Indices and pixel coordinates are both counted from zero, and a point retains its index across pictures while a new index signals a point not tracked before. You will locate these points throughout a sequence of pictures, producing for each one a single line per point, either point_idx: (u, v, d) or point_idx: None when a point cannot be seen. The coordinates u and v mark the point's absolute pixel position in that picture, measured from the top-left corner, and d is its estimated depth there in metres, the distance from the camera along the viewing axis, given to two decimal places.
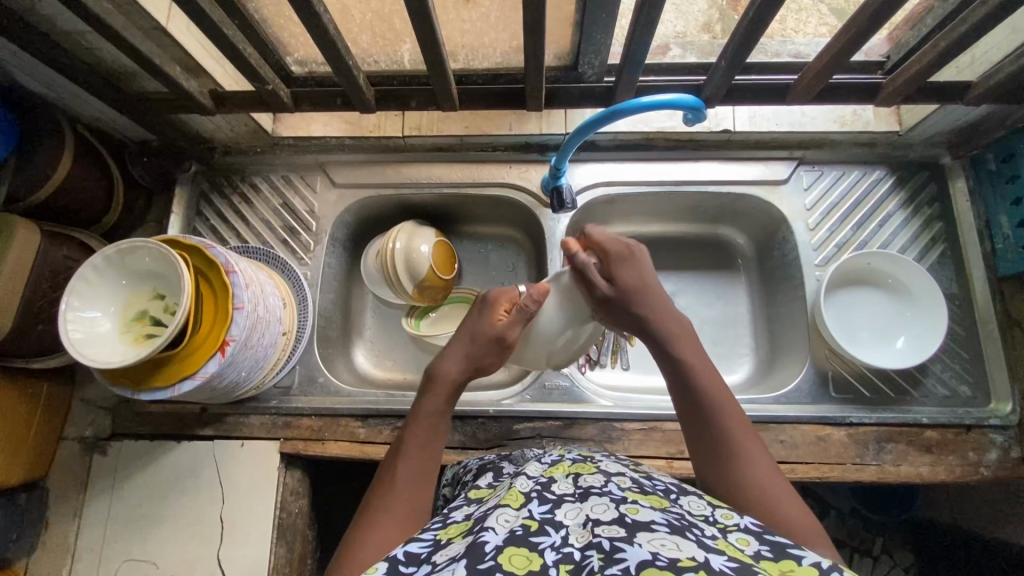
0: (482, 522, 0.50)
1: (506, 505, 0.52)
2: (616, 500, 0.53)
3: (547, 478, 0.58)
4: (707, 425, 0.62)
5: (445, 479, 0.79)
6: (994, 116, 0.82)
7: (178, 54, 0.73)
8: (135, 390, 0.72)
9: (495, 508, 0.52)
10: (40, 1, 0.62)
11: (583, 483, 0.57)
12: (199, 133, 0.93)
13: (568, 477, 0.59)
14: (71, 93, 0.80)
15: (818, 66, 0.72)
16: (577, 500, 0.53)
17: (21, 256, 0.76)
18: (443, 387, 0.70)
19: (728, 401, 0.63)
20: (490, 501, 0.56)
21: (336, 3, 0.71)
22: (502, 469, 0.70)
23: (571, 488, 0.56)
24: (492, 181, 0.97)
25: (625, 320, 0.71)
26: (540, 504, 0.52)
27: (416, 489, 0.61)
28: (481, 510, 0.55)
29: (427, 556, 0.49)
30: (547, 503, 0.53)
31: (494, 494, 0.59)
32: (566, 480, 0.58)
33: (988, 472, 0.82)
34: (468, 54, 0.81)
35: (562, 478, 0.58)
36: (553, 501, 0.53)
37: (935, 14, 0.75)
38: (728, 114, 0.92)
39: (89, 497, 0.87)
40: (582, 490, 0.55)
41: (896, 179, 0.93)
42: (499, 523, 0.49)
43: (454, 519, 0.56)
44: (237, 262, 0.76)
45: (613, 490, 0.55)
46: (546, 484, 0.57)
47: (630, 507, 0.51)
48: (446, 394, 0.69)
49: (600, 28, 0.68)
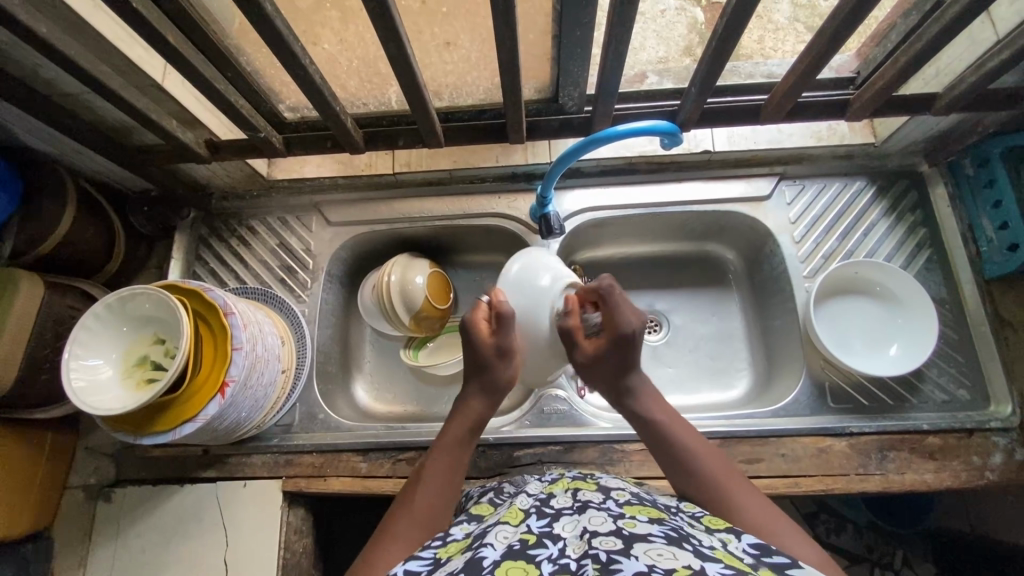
0: (482, 540, 0.51)
1: (505, 524, 0.54)
2: (615, 515, 0.53)
3: (547, 495, 0.59)
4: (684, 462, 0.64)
5: None
6: (966, 123, 0.85)
7: (175, 108, 0.77)
8: (138, 435, 0.73)
9: (495, 525, 0.54)
10: (42, 66, 0.66)
11: (582, 498, 0.57)
12: (197, 181, 0.96)
13: (567, 492, 0.60)
14: (74, 149, 0.84)
15: (786, 86, 0.75)
16: (575, 513, 0.54)
17: (27, 307, 0.78)
18: (467, 412, 0.72)
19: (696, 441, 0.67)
20: (490, 520, 0.57)
21: (322, 52, 0.75)
22: (504, 489, 0.71)
23: (570, 502, 0.57)
24: (482, 211, 1.00)
25: (606, 376, 0.73)
26: (539, 519, 0.53)
27: (433, 503, 0.63)
28: (481, 527, 0.56)
29: (426, 571, 0.49)
30: (545, 518, 0.54)
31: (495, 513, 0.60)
32: (565, 495, 0.59)
33: (994, 476, 0.81)
34: (452, 93, 0.85)
35: (561, 493, 0.59)
36: (552, 516, 0.54)
37: (898, 31, 0.78)
38: (706, 136, 0.94)
39: (92, 546, 0.87)
40: (579, 504, 0.55)
41: (877, 189, 0.95)
42: (498, 539, 0.51)
43: (453, 537, 0.56)
44: (236, 303, 0.78)
45: (611, 506, 0.55)
46: (545, 500, 0.58)
47: (628, 521, 0.51)
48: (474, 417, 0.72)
49: (577, 61, 0.71)
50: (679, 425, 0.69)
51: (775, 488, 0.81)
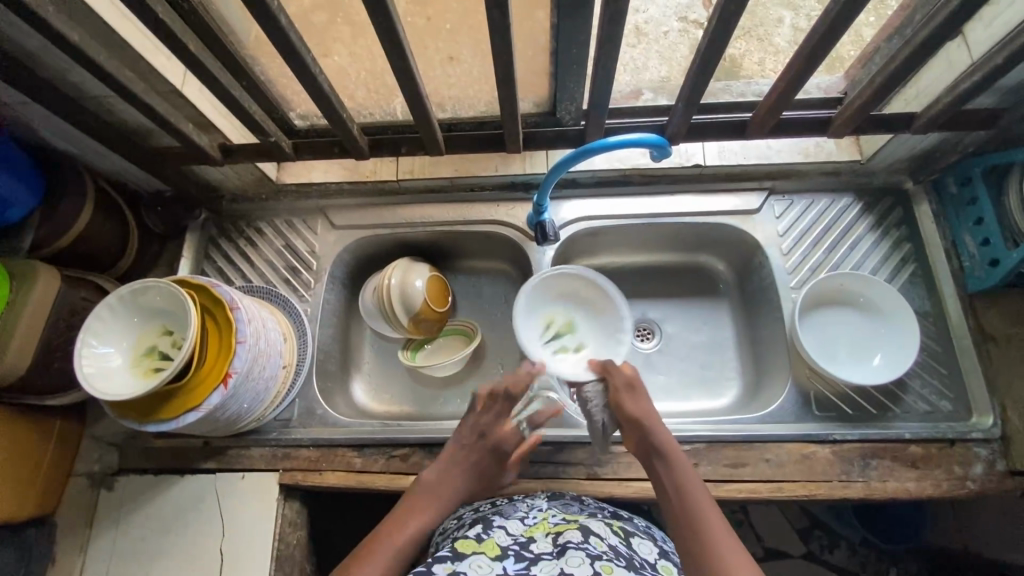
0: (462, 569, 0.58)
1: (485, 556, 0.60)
2: (592, 557, 0.58)
3: (527, 537, 0.64)
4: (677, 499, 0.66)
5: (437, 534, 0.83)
6: (947, 142, 0.88)
7: (191, 112, 0.81)
8: (142, 422, 0.76)
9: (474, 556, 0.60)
10: (69, 70, 0.71)
11: (562, 540, 0.62)
12: (209, 183, 1.01)
13: (548, 535, 0.64)
14: (94, 150, 0.88)
15: (769, 103, 0.79)
16: (554, 557, 0.59)
17: (42, 297, 0.82)
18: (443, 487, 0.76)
19: (693, 479, 0.68)
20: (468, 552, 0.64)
21: (332, 64, 0.80)
22: (492, 519, 0.69)
23: (549, 547, 0.62)
24: (481, 218, 1.03)
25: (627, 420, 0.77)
26: (517, 562, 0.59)
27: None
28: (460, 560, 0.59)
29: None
30: (523, 561, 0.59)
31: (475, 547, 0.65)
32: (546, 538, 0.64)
33: (974, 485, 0.82)
34: (455, 105, 0.89)
35: (541, 537, 0.64)
36: (531, 559, 0.59)
37: (882, 54, 0.82)
38: (697, 150, 0.98)
39: (94, 533, 0.92)
40: (558, 548, 0.60)
41: (863, 205, 0.98)
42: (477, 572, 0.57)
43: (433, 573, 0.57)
44: (241, 299, 0.81)
45: (590, 547, 0.60)
46: (525, 543, 0.63)
47: (604, 566, 0.56)
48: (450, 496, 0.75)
49: (571, 77, 0.75)
50: (685, 465, 0.70)
51: (759, 492, 0.83)
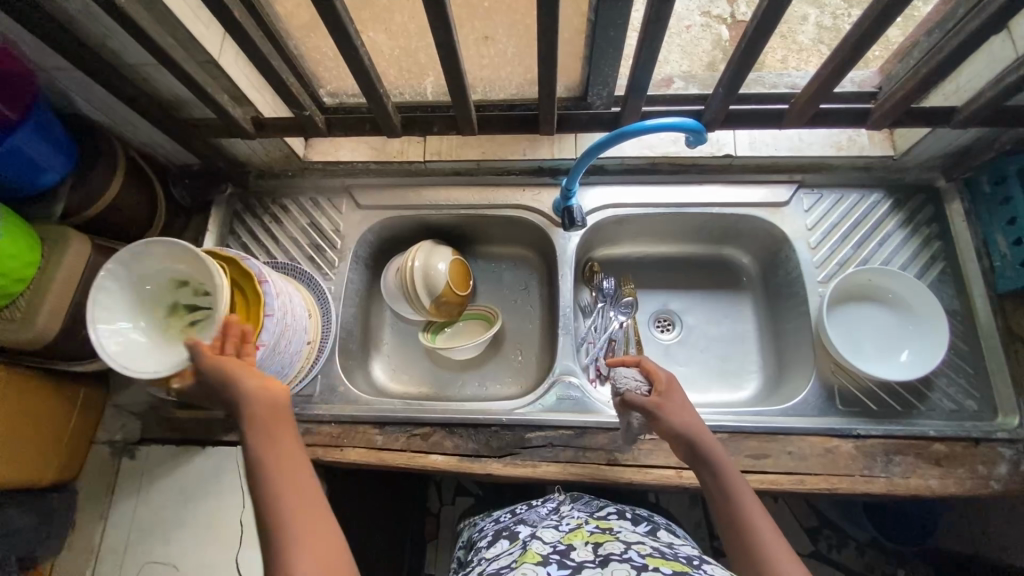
0: None
1: (528, 564, 0.60)
2: (637, 567, 0.56)
3: (567, 546, 0.64)
4: (729, 511, 0.63)
5: (462, 542, 0.88)
6: (983, 140, 0.87)
7: (226, 83, 0.81)
8: (172, 391, 0.78)
9: (515, 566, 0.60)
10: (110, 36, 0.71)
11: (603, 551, 0.61)
12: (237, 157, 1.01)
13: (587, 545, 0.63)
14: (127, 121, 0.88)
15: (809, 93, 0.78)
16: (598, 566, 0.57)
17: (74, 263, 0.82)
18: (255, 407, 0.61)
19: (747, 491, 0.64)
20: (508, 561, 0.63)
21: (368, 40, 0.79)
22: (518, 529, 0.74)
23: (590, 556, 0.60)
24: (506, 203, 1.03)
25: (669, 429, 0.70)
26: (559, 568, 0.58)
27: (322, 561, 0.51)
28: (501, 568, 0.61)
29: None
30: (566, 568, 0.58)
31: (512, 555, 0.65)
32: (586, 548, 0.63)
33: (999, 485, 0.82)
34: (486, 87, 0.89)
35: (581, 546, 0.63)
36: (573, 566, 0.58)
37: (922, 48, 0.81)
38: (729, 140, 0.97)
39: (114, 501, 0.91)
40: (601, 557, 0.59)
41: (892, 202, 0.97)
42: None
43: None
44: (270, 273, 0.81)
45: (634, 557, 0.58)
46: (566, 551, 0.62)
47: (651, 574, 0.54)
48: (267, 414, 0.61)
49: (608, 61, 0.74)
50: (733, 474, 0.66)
51: (781, 484, 0.82)
